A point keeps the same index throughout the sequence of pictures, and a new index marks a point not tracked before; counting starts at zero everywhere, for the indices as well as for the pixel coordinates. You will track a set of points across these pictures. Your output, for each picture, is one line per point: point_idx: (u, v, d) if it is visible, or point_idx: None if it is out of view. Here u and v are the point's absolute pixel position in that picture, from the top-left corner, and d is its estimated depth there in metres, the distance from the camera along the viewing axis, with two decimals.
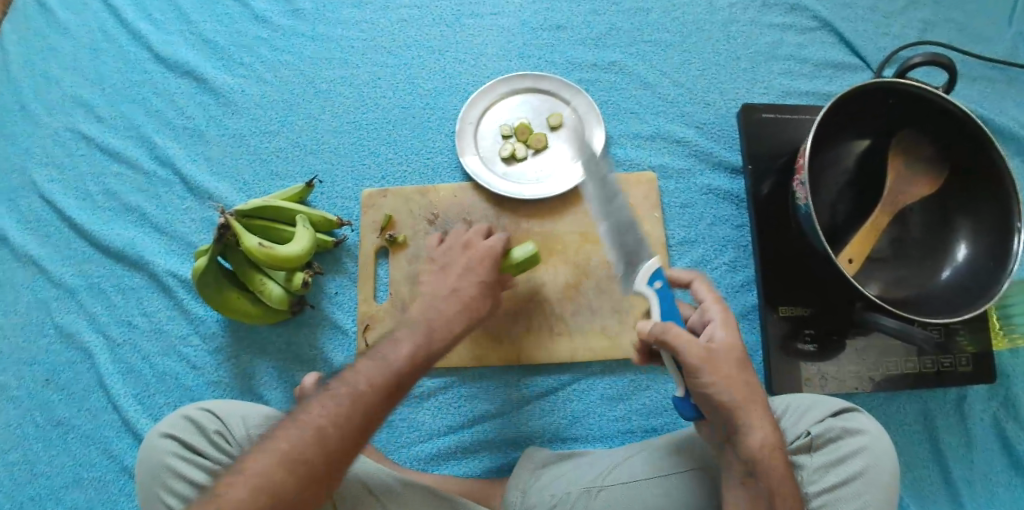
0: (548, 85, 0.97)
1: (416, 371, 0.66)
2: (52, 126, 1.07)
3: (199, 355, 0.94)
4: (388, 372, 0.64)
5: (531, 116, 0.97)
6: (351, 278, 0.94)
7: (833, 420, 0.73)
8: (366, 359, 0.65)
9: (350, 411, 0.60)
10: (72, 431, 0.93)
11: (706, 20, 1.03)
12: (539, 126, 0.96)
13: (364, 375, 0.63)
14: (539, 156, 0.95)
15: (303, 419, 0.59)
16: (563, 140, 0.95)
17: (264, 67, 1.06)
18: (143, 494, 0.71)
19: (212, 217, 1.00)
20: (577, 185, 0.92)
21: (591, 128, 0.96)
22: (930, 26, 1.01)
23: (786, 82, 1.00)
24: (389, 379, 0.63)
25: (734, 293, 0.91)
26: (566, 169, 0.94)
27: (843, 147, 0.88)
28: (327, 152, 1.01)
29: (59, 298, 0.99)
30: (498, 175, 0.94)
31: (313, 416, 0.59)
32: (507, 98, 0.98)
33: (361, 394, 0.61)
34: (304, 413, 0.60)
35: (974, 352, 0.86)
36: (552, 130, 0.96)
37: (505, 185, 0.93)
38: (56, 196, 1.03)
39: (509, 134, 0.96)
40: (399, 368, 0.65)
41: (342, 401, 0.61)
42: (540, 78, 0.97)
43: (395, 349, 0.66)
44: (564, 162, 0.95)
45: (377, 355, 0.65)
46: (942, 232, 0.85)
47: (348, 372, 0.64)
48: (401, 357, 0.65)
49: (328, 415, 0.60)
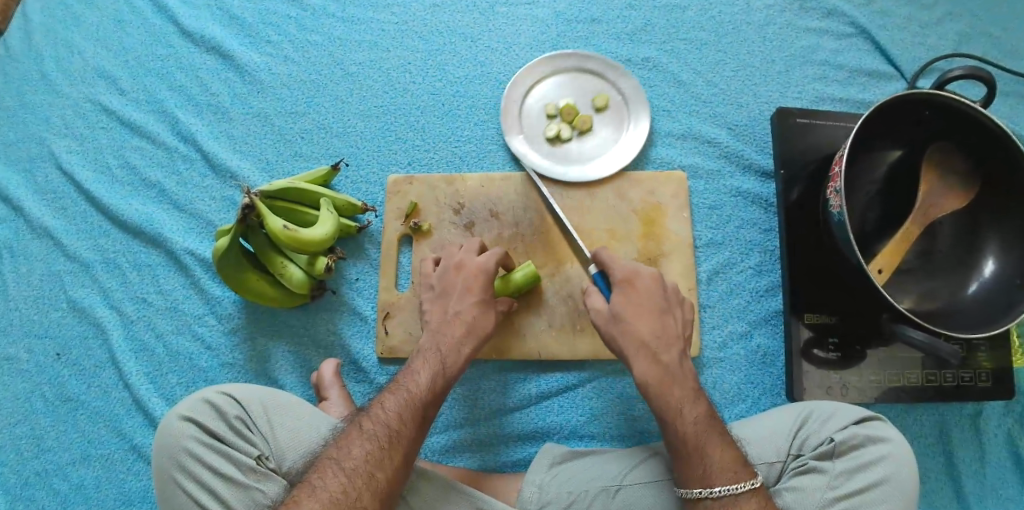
0: (593, 65, 0.98)
1: (436, 400, 0.74)
2: (73, 97, 1.05)
3: (213, 335, 0.93)
4: (414, 407, 0.72)
5: (576, 96, 0.98)
6: (372, 264, 0.93)
7: (856, 427, 0.71)
8: (389, 393, 0.73)
9: (389, 450, 0.68)
10: (81, 407, 0.92)
11: (742, 21, 1.02)
12: (584, 107, 0.97)
13: (393, 414, 0.71)
14: (584, 138, 0.96)
15: (347, 466, 0.67)
16: (607, 122, 0.97)
17: (291, 46, 1.04)
18: (159, 478, 0.70)
19: (231, 196, 0.99)
20: (624, 165, 0.93)
21: (635, 109, 0.97)
22: (966, 38, 1.00)
23: (819, 87, 0.99)
24: (416, 413, 0.72)
25: (757, 297, 0.90)
26: (611, 149, 0.95)
27: (875, 157, 0.87)
28: (353, 135, 0.99)
29: (73, 272, 0.97)
30: (545, 154, 0.95)
31: (356, 462, 0.67)
32: (551, 78, 0.99)
33: (395, 432, 0.69)
34: (346, 462, 0.67)
35: (993, 368, 0.85)
36: (597, 112, 0.97)
37: (550, 165, 0.94)
38: (74, 168, 1.02)
39: (554, 115, 0.96)
40: (423, 399, 0.73)
41: (379, 441, 0.68)
42: (585, 58, 0.98)
43: (412, 379, 0.74)
44: (610, 142, 0.96)
45: (399, 390, 0.73)
46: (970, 244, 0.84)
47: (376, 409, 0.72)
48: (422, 387, 0.73)
49: (369, 459, 0.67)
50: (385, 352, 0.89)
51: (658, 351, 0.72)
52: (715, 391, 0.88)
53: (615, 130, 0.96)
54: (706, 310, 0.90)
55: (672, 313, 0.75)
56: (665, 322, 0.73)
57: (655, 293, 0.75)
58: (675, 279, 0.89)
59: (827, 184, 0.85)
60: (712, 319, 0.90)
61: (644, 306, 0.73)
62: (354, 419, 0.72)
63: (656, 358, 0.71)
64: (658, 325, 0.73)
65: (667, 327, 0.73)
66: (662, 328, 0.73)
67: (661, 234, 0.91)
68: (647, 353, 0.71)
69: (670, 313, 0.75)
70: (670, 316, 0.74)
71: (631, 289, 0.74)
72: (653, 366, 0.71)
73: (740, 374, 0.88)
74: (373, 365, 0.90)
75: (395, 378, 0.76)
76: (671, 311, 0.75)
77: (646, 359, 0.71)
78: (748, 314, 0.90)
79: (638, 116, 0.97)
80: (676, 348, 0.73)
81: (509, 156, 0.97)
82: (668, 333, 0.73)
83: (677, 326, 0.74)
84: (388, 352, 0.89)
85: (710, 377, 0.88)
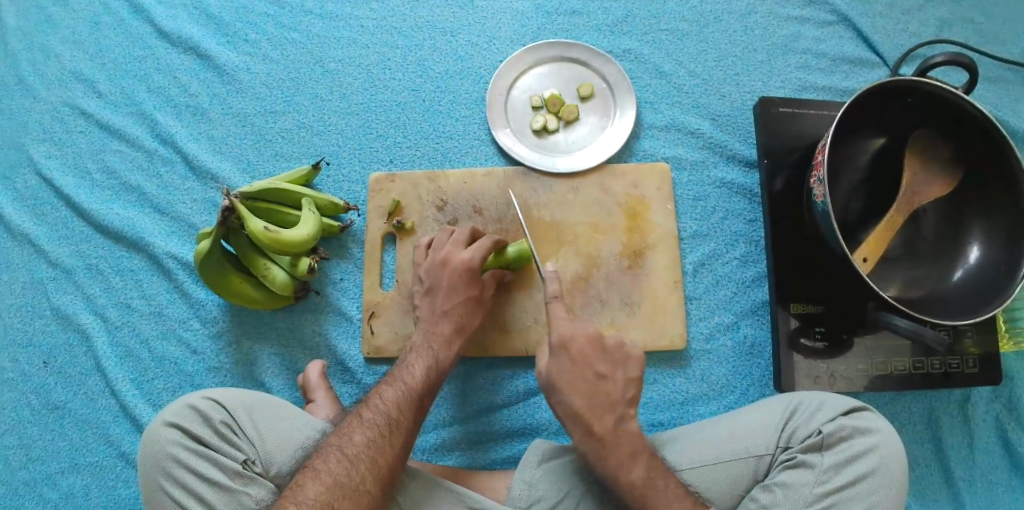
0: (576, 53, 0.97)
1: (431, 391, 0.76)
2: (51, 101, 1.04)
3: (199, 339, 0.92)
4: (411, 397, 0.73)
5: (561, 86, 0.97)
6: (356, 264, 0.93)
7: (844, 419, 0.71)
8: (386, 384, 0.74)
9: (389, 438, 0.69)
10: (68, 415, 0.91)
11: (724, 10, 1.02)
12: (570, 97, 0.97)
13: (392, 404, 0.72)
14: (570, 128, 0.96)
15: (349, 452, 0.67)
16: (593, 110, 0.96)
17: (270, 45, 1.03)
18: (145, 485, 0.69)
19: (214, 199, 0.98)
20: (612, 155, 0.93)
21: (621, 97, 0.96)
22: (947, 24, 1.00)
23: (801, 76, 0.99)
24: (414, 403, 0.73)
25: (744, 288, 0.90)
26: (599, 140, 0.95)
27: (858, 145, 0.87)
28: (334, 134, 0.98)
29: (55, 279, 0.96)
30: (532, 147, 0.95)
31: (357, 449, 0.67)
32: (535, 68, 0.98)
33: (393, 420, 0.70)
34: (348, 448, 0.67)
35: (980, 354, 0.85)
36: (583, 101, 0.96)
37: (538, 158, 0.93)
38: (53, 174, 1.00)
39: (540, 106, 0.96)
40: (419, 391, 0.74)
41: (379, 429, 0.69)
42: (568, 46, 0.97)
43: (408, 372, 0.76)
44: (597, 131, 0.96)
45: (396, 381, 0.74)
46: (954, 232, 0.84)
47: (375, 399, 0.73)
48: (417, 379, 0.75)
49: (371, 445, 0.68)
50: (371, 352, 0.89)
51: (594, 421, 0.72)
52: (704, 383, 0.87)
53: (601, 119, 0.96)
54: (693, 302, 0.90)
55: (612, 379, 0.75)
56: (600, 391, 0.74)
57: (593, 359, 0.74)
58: (661, 272, 0.89)
59: (810, 173, 0.85)
60: (699, 311, 0.90)
61: (575, 378, 0.73)
62: (353, 408, 0.73)
63: (591, 432, 0.72)
64: (593, 394, 0.73)
65: (603, 398, 0.74)
66: (597, 397, 0.73)
67: (646, 227, 0.90)
68: (582, 424, 0.72)
69: (610, 377, 0.75)
70: (608, 382, 0.74)
71: (567, 355, 0.74)
72: (587, 438, 0.72)
73: (727, 366, 0.88)
74: (360, 366, 0.89)
75: (390, 371, 0.77)
76: (610, 375, 0.75)
77: (582, 432, 0.72)
78: (734, 305, 0.90)
79: (624, 103, 0.96)
80: (612, 417, 0.73)
81: (496, 149, 0.96)
82: (603, 401, 0.73)
83: (619, 388, 0.74)
84: (374, 352, 0.89)
85: (698, 370, 0.88)
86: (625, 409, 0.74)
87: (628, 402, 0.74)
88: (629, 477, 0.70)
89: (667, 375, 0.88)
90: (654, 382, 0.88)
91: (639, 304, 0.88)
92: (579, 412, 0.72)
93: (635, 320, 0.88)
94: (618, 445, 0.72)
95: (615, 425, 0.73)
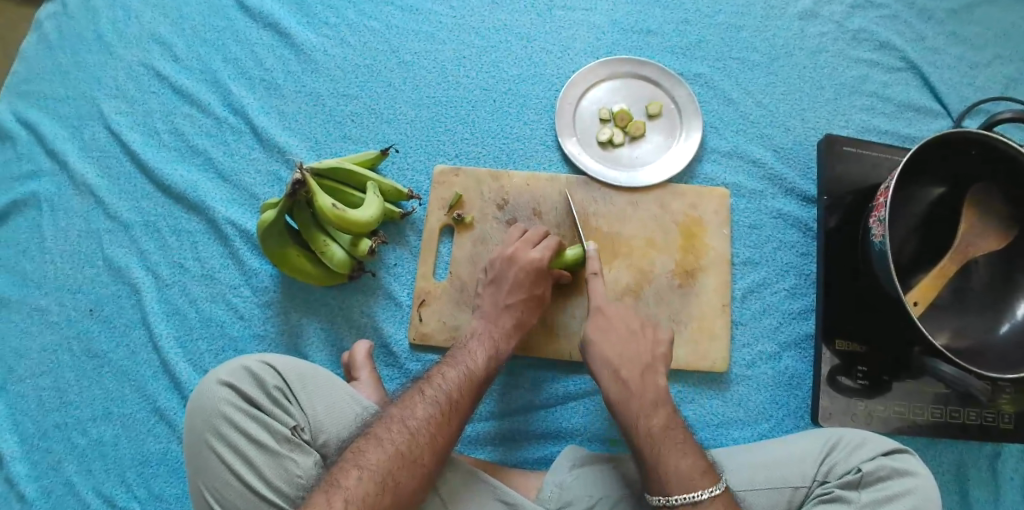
0: (649, 72, 1.00)
1: (487, 377, 0.77)
2: (127, 59, 1.07)
3: (247, 306, 0.94)
4: (472, 382, 0.75)
5: (630, 101, 0.99)
6: (412, 251, 0.95)
7: (884, 459, 0.72)
8: (449, 365, 0.76)
9: (449, 417, 0.70)
10: (107, 365, 0.93)
11: (795, 46, 1.03)
12: (638, 114, 0.99)
13: (453, 384, 0.73)
14: (636, 144, 0.98)
15: (411, 425, 0.69)
16: (659, 129, 0.98)
17: (349, 29, 1.05)
18: (192, 438, 0.71)
19: (278, 172, 1.00)
20: (674, 174, 0.95)
21: (688, 120, 0.98)
22: (1013, 83, 1.01)
23: (866, 118, 1.00)
24: (473, 388, 0.74)
25: (789, 319, 0.91)
26: (661, 159, 0.96)
27: (917, 193, 0.88)
28: (403, 123, 1.01)
29: (112, 232, 0.99)
30: (595, 158, 0.97)
31: (419, 422, 0.69)
32: (606, 82, 1.00)
33: (454, 400, 0.72)
34: (410, 420, 0.69)
35: (1015, 411, 0.84)
36: (650, 119, 0.98)
37: (600, 168, 0.95)
38: (122, 129, 1.03)
39: (608, 119, 0.98)
40: (476, 377, 0.75)
41: (441, 406, 0.71)
42: (642, 64, 1.00)
43: (467, 357, 0.77)
44: (660, 150, 0.97)
45: (459, 364, 0.76)
46: (1005, 287, 0.84)
47: (436, 377, 0.74)
48: (479, 365, 0.76)
49: (432, 421, 0.69)
50: (417, 338, 0.90)
51: (621, 366, 0.74)
52: (741, 408, 0.88)
53: (665, 138, 0.98)
54: (738, 327, 0.91)
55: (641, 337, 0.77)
56: (632, 345, 0.76)
57: (627, 318, 0.79)
58: (709, 294, 0.90)
59: (869, 213, 0.85)
60: (743, 337, 0.91)
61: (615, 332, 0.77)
62: (413, 384, 0.74)
63: (617, 376, 0.74)
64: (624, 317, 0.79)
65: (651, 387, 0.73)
66: (628, 350, 0.76)
67: (700, 248, 0.92)
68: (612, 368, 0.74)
69: (639, 334, 0.77)
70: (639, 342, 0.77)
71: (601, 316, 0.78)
72: (614, 384, 0.73)
73: (764, 394, 0.89)
74: (405, 351, 0.91)
75: (448, 353, 0.79)
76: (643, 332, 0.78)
77: (608, 376, 0.74)
78: (779, 335, 0.90)
79: (690, 126, 0.98)
80: (638, 366, 0.74)
81: (558, 155, 0.98)
82: (633, 353, 0.76)
83: (648, 345, 0.77)
84: (420, 338, 0.90)
85: (736, 394, 0.89)
86: (656, 362, 0.76)
87: (660, 358, 0.76)
88: (648, 427, 0.70)
89: (703, 396, 0.88)
90: (692, 400, 0.88)
91: (686, 323, 0.89)
92: (609, 359, 0.75)
93: (681, 338, 0.89)
94: (643, 390, 0.73)
95: (641, 373, 0.74)
